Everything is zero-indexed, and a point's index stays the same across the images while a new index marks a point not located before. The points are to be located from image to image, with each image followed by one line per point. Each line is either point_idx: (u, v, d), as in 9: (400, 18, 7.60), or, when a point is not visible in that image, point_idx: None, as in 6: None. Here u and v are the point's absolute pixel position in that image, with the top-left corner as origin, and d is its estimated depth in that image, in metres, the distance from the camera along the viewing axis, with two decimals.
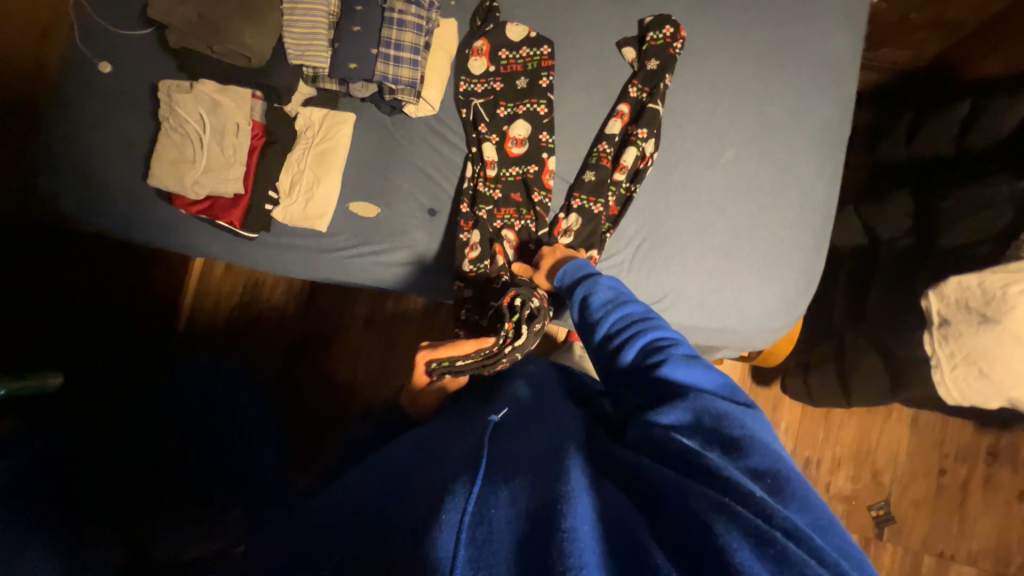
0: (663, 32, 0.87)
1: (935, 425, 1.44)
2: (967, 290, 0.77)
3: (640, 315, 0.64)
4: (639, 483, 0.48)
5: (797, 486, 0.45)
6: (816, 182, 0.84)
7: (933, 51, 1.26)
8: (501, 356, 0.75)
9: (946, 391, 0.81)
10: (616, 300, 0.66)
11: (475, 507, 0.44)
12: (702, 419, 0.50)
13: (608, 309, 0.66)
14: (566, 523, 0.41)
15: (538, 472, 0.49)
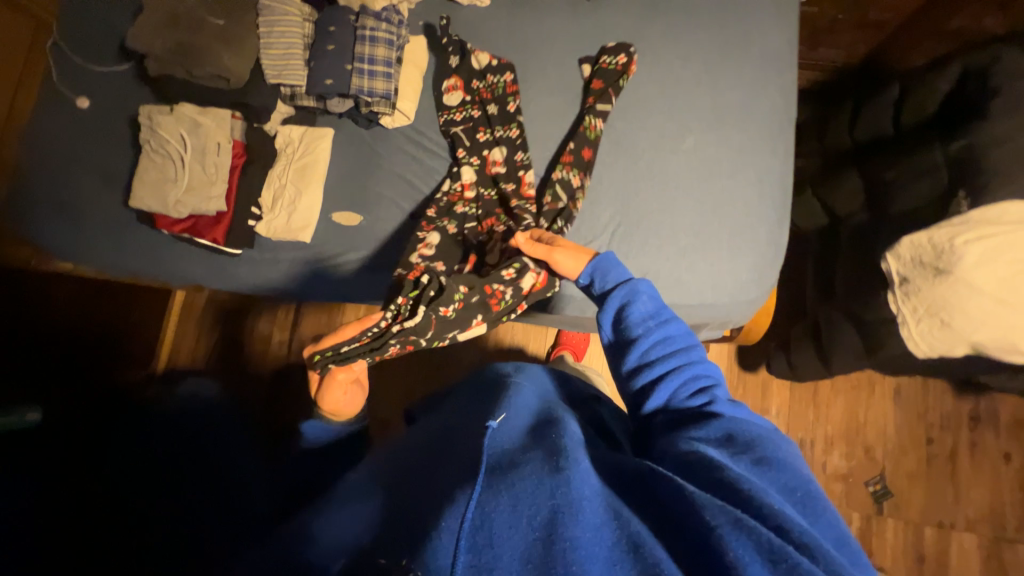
0: (617, 58, 0.93)
1: (917, 395, 1.48)
2: (920, 247, 0.83)
3: (681, 341, 0.65)
4: (654, 493, 0.51)
5: (822, 504, 0.49)
6: (770, 160, 0.91)
7: (865, 49, 1.38)
8: (386, 337, 0.80)
9: (915, 344, 0.84)
10: (659, 318, 0.66)
11: (475, 513, 0.47)
12: (737, 440, 0.53)
13: (650, 329, 0.66)
14: (566, 533, 0.45)
15: (537, 477, 0.50)
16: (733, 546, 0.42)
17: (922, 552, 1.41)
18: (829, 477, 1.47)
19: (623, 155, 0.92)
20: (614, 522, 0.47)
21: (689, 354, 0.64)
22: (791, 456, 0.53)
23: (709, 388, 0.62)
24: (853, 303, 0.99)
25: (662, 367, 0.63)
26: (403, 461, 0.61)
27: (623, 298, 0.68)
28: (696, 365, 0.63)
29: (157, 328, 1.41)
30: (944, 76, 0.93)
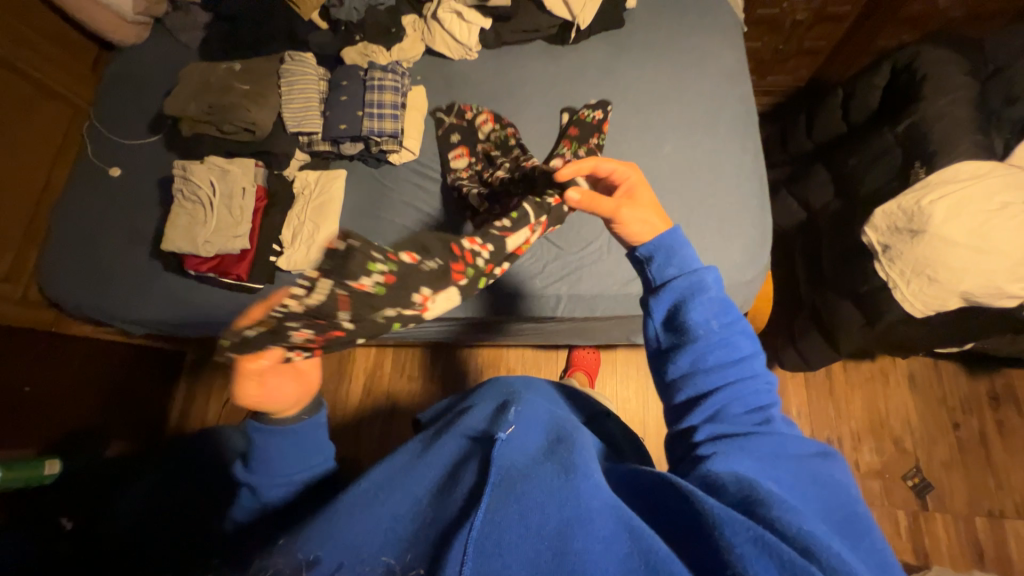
0: (594, 113, 1.06)
1: (932, 381, 1.49)
2: (892, 215, 0.91)
3: (746, 351, 0.54)
4: (666, 500, 0.50)
5: (871, 540, 0.46)
6: (743, 157, 1.01)
7: (808, 72, 1.57)
8: (289, 319, 0.54)
9: (911, 305, 0.89)
10: (725, 321, 0.54)
11: (482, 526, 0.48)
12: (788, 471, 0.49)
13: (714, 331, 0.54)
14: (576, 544, 0.45)
15: (547, 492, 0.51)
16: (752, 565, 0.40)
17: (978, 546, 1.34)
18: (864, 476, 1.42)
19: None
20: (629, 536, 0.46)
21: (752, 364, 0.54)
22: (840, 490, 0.49)
23: (768, 404, 0.53)
24: (846, 280, 1.05)
25: (721, 377, 0.53)
26: (435, 477, 0.60)
27: (684, 292, 0.56)
28: (758, 379, 0.54)
29: (166, 393, 1.40)
30: (879, 75, 1.06)
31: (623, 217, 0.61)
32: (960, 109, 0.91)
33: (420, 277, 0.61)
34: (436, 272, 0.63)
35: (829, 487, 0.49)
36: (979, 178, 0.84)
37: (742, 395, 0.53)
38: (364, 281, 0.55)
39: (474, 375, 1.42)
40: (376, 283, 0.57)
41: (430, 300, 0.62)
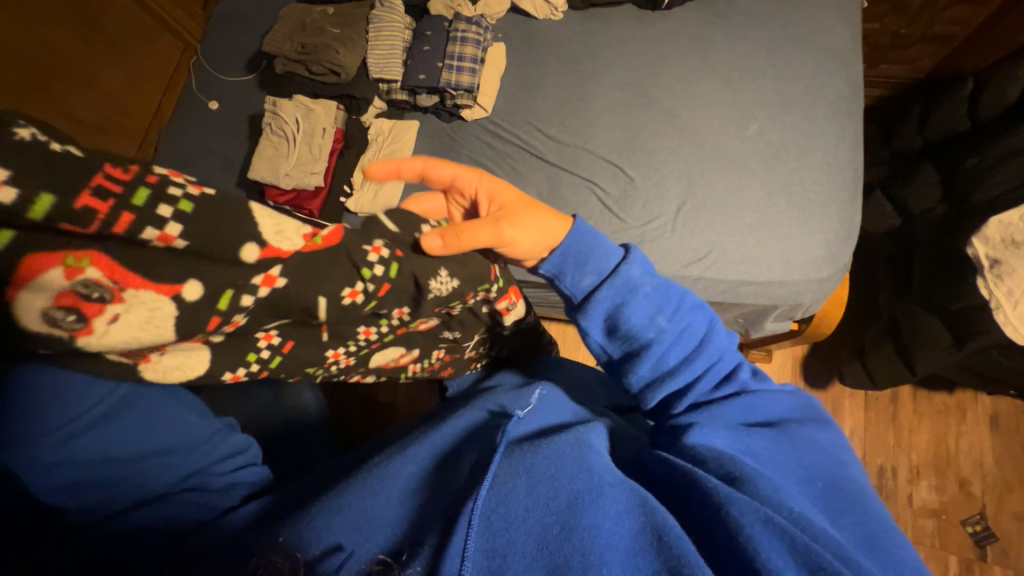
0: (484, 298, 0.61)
1: (1016, 425, 1.34)
2: (1010, 227, 0.80)
3: (696, 331, 0.57)
4: (679, 493, 0.49)
5: (872, 506, 0.48)
6: (839, 144, 0.92)
7: (931, 63, 1.39)
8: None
9: (1015, 331, 0.79)
10: (667, 310, 0.56)
11: (491, 493, 0.48)
12: (788, 445, 0.51)
13: (664, 328, 0.55)
14: (586, 520, 0.46)
15: (562, 463, 0.50)
16: (763, 545, 0.41)
17: None
18: (918, 513, 1.31)
19: (689, 140, 0.95)
20: (642, 517, 0.47)
21: (710, 347, 0.57)
22: (828, 447, 0.52)
23: (731, 374, 0.57)
24: (938, 294, 0.94)
25: (685, 373, 0.56)
26: (445, 442, 0.57)
27: (619, 296, 0.56)
28: (721, 358, 0.57)
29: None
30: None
31: (511, 240, 0.55)
32: None
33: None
34: (45, 152, 0.35)
35: (820, 449, 0.51)
36: None
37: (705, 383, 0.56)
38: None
39: None
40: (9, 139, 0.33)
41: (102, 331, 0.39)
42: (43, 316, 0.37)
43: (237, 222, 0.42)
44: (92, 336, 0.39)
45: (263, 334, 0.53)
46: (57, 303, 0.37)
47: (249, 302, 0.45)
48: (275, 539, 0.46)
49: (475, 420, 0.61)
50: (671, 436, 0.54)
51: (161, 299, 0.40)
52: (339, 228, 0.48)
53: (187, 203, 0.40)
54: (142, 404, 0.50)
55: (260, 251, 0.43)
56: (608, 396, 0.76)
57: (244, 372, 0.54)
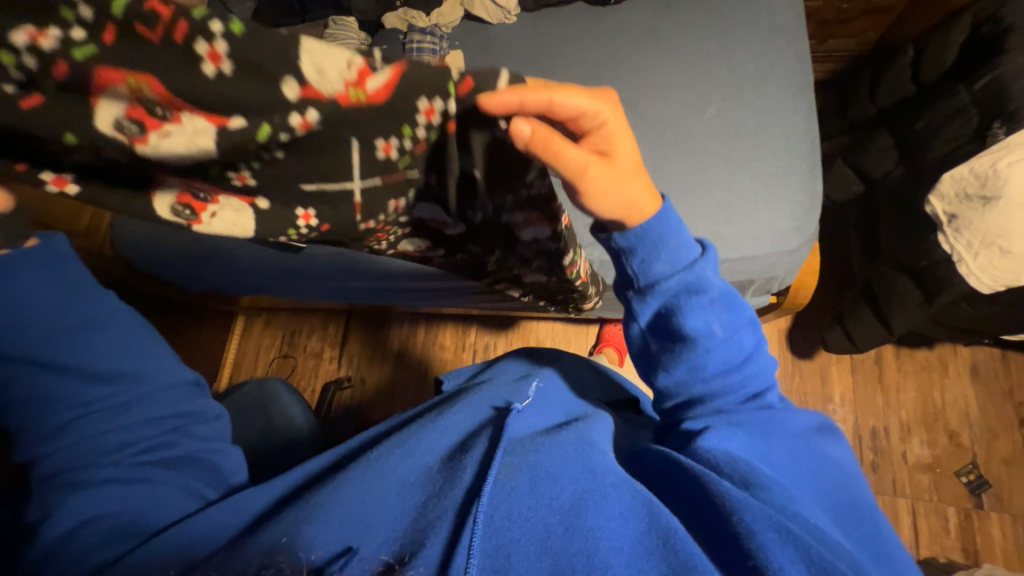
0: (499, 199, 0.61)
1: (997, 374, 1.38)
2: (962, 181, 0.83)
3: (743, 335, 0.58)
4: (688, 485, 0.51)
5: (880, 523, 0.52)
6: (794, 117, 0.95)
7: (875, 33, 1.44)
8: None
9: (977, 280, 0.82)
10: (722, 318, 0.55)
11: (492, 498, 0.49)
12: (805, 461, 0.54)
13: (714, 335, 0.54)
14: (590, 523, 0.47)
15: (567, 467, 0.53)
16: (775, 554, 0.43)
17: None
18: (913, 469, 1.35)
19: (649, 128, 0.97)
20: (641, 514, 0.49)
21: (751, 362, 0.56)
22: (843, 464, 0.56)
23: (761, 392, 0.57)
24: (905, 253, 0.97)
25: (718, 381, 0.55)
26: (447, 442, 0.57)
27: (677, 297, 0.54)
28: (757, 371, 0.57)
29: (220, 351, 1.39)
30: (958, 27, 0.96)
31: (591, 189, 0.51)
32: None
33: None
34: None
35: (836, 466, 0.55)
36: None
37: (740, 393, 0.56)
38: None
39: (504, 346, 1.44)
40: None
41: (166, 136, 0.43)
42: (115, 120, 0.42)
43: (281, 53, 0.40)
44: (148, 148, 0.44)
45: (302, 213, 0.54)
46: (128, 114, 0.42)
47: (287, 140, 0.46)
48: (276, 540, 0.47)
49: (477, 418, 0.61)
50: (684, 437, 0.56)
51: (209, 128, 0.44)
52: (395, 73, 0.44)
53: (237, 26, 0.39)
54: (117, 326, 0.53)
55: (301, 89, 0.42)
56: (596, 385, 0.77)
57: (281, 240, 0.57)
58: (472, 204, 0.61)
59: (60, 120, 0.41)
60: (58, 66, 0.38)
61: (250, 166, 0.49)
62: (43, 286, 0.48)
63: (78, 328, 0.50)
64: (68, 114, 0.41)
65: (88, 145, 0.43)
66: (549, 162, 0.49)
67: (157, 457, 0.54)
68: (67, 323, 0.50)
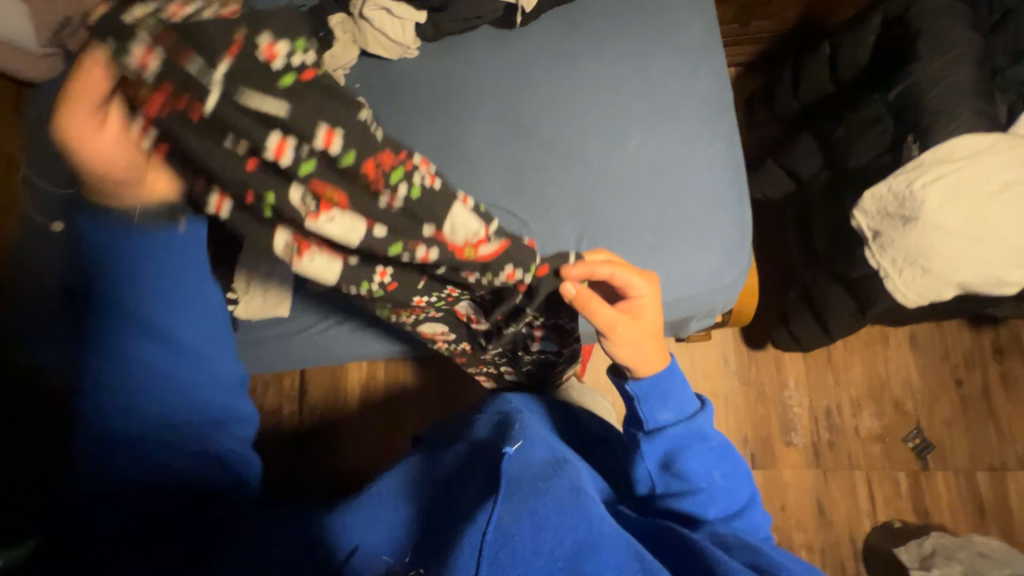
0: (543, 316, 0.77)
1: (933, 339, 1.44)
2: (882, 199, 0.81)
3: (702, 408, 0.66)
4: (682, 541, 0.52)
5: None
6: (716, 143, 0.91)
7: (795, 13, 1.40)
8: None
9: (903, 296, 0.82)
10: (717, 458, 0.63)
11: (496, 529, 0.47)
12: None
13: (715, 481, 0.62)
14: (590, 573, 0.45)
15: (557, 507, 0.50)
16: None
17: (979, 501, 1.34)
18: (865, 441, 1.42)
19: (571, 171, 0.92)
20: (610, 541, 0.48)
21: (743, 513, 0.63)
22: None
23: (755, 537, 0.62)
24: (838, 263, 0.98)
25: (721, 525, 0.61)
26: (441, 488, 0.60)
27: (681, 442, 0.63)
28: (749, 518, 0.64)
29: None
30: (869, 27, 0.93)
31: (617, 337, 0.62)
32: (966, 69, 0.77)
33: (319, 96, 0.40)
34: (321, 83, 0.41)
35: None
36: (981, 154, 0.73)
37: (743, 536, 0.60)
38: (280, 45, 0.38)
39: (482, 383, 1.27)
40: (293, 69, 0.39)
41: (320, 220, 0.46)
42: (300, 196, 0.44)
43: (438, 206, 0.50)
44: (314, 223, 0.46)
45: (378, 272, 0.58)
46: (309, 189, 0.44)
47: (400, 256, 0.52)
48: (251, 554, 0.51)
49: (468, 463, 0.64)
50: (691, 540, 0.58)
51: (360, 223, 0.47)
52: (503, 246, 0.58)
53: (417, 190, 0.48)
54: (223, 339, 0.63)
55: (434, 231, 0.51)
56: None
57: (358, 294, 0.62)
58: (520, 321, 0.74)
59: (260, 184, 0.43)
60: (280, 145, 0.40)
61: (356, 256, 0.54)
62: (176, 277, 0.54)
63: (166, 345, 0.56)
64: (242, 175, 0.42)
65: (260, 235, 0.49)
66: (588, 317, 0.62)
67: (198, 472, 0.57)
68: (177, 325, 0.56)
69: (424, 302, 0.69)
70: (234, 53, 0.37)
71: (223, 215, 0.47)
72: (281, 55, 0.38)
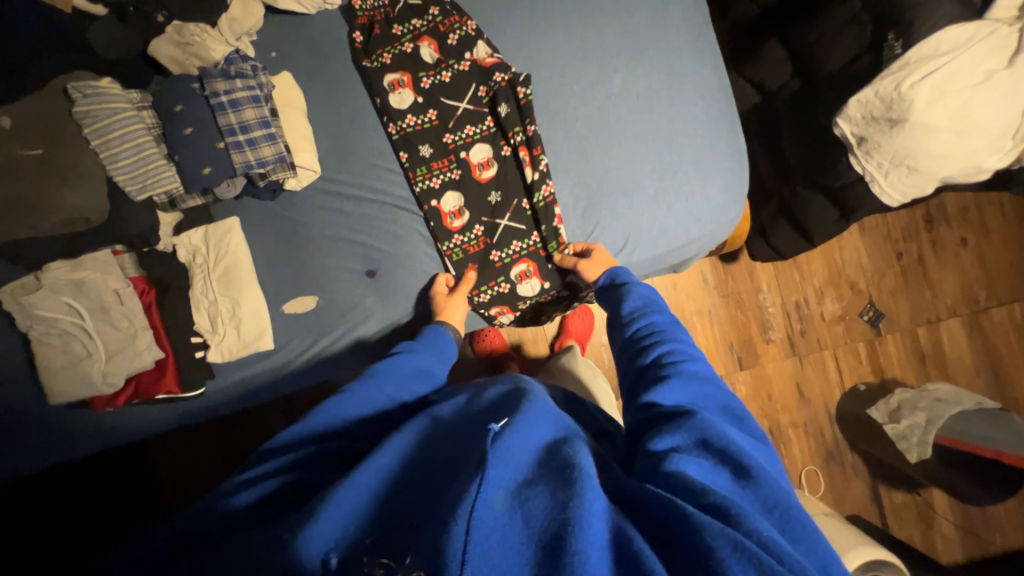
0: (537, 172, 0.82)
1: (877, 221, 1.58)
2: (868, 104, 0.81)
3: (686, 360, 0.62)
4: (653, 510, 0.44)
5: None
6: (702, 68, 0.85)
7: None
8: None
9: (889, 197, 0.85)
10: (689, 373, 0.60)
11: (485, 507, 0.39)
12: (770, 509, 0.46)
13: (695, 396, 0.57)
14: (572, 545, 0.37)
15: (548, 476, 0.44)
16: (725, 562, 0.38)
17: (921, 352, 1.58)
18: (829, 323, 1.59)
19: (559, 123, 0.84)
20: (582, 489, 0.41)
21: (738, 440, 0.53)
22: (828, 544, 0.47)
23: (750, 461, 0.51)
24: (818, 172, 1.00)
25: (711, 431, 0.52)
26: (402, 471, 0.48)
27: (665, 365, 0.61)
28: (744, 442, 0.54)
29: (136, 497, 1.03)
30: None
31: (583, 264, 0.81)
32: None
33: (506, 91, 0.84)
34: (501, 116, 0.84)
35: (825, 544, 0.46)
36: (963, 47, 0.75)
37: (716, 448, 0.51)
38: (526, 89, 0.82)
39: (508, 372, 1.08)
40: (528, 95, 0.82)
41: (489, 159, 0.85)
42: (503, 106, 0.84)
43: (626, 127, 0.83)
44: (489, 167, 0.86)
45: (461, 160, 0.85)
46: (526, 155, 0.83)
47: (523, 183, 0.85)
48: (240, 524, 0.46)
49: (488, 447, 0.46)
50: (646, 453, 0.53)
51: (565, 157, 0.83)
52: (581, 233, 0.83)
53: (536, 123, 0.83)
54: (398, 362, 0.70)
55: (578, 158, 0.83)
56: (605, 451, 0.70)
57: (427, 152, 0.85)
58: (539, 177, 0.83)
59: (486, 150, 0.85)
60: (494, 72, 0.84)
61: (493, 187, 0.85)
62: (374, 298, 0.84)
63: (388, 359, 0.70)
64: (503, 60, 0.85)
65: (458, 172, 0.85)
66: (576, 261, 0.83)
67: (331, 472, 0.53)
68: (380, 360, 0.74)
69: (452, 142, 0.85)
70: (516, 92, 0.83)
71: (426, 155, 0.85)
72: (505, 104, 0.84)
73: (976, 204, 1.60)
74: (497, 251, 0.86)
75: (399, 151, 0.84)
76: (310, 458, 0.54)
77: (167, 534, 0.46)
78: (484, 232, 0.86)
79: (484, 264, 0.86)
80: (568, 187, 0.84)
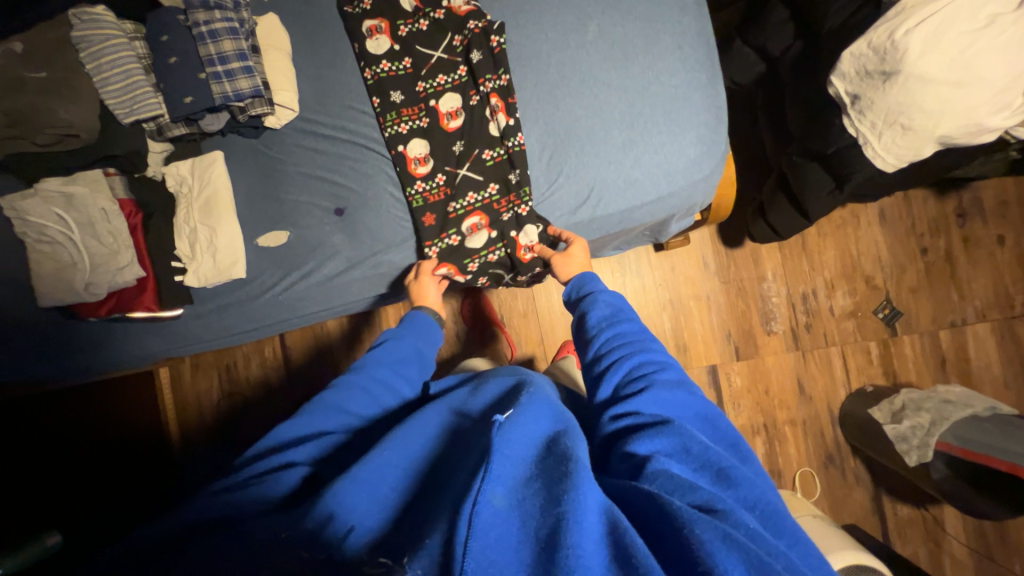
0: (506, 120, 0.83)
1: (901, 212, 1.47)
2: (861, 58, 0.76)
3: (659, 361, 0.59)
4: (642, 506, 0.42)
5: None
6: (682, 17, 0.82)
7: None
8: None
9: (883, 161, 0.79)
10: (664, 375, 0.56)
11: (483, 495, 0.39)
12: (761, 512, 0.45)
13: (675, 397, 0.54)
14: (567, 539, 0.36)
15: (546, 474, 0.43)
16: (720, 560, 0.36)
17: (942, 357, 1.45)
18: (839, 319, 1.49)
19: (531, 69, 0.83)
20: (574, 481, 0.40)
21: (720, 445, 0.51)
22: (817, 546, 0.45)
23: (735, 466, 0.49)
24: (813, 139, 0.94)
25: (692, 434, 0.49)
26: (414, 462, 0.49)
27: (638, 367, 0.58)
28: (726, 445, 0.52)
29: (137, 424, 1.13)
30: None
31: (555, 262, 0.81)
32: None
33: (478, 39, 0.84)
34: (472, 65, 0.85)
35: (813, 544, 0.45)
36: None
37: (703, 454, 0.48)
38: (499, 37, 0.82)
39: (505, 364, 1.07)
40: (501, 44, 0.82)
41: (457, 107, 0.86)
42: (475, 54, 0.84)
43: (596, 74, 0.81)
44: (456, 116, 0.86)
45: (429, 108, 0.86)
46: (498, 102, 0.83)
47: (491, 131, 0.85)
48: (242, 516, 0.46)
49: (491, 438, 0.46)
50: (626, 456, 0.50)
51: (535, 108, 0.83)
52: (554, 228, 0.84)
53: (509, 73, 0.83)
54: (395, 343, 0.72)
55: (544, 107, 0.83)
56: None
57: (398, 97, 0.86)
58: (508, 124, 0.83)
59: (456, 97, 0.86)
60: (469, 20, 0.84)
61: (459, 136, 0.86)
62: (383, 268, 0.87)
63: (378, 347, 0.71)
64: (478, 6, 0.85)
65: (426, 119, 0.86)
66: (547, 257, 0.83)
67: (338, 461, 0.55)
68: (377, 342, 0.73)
69: (424, 89, 0.86)
70: (489, 41, 0.83)
71: (397, 100, 0.86)
72: (477, 51, 0.84)
73: (1017, 200, 1.45)
74: (457, 200, 0.86)
75: (373, 95, 0.86)
76: (335, 453, 0.55)
77: (178, 527, 0.45)
78: (446, 180, 0.86)
79: (443, 212, 0.86)
80: (535, 136, 0.83)
